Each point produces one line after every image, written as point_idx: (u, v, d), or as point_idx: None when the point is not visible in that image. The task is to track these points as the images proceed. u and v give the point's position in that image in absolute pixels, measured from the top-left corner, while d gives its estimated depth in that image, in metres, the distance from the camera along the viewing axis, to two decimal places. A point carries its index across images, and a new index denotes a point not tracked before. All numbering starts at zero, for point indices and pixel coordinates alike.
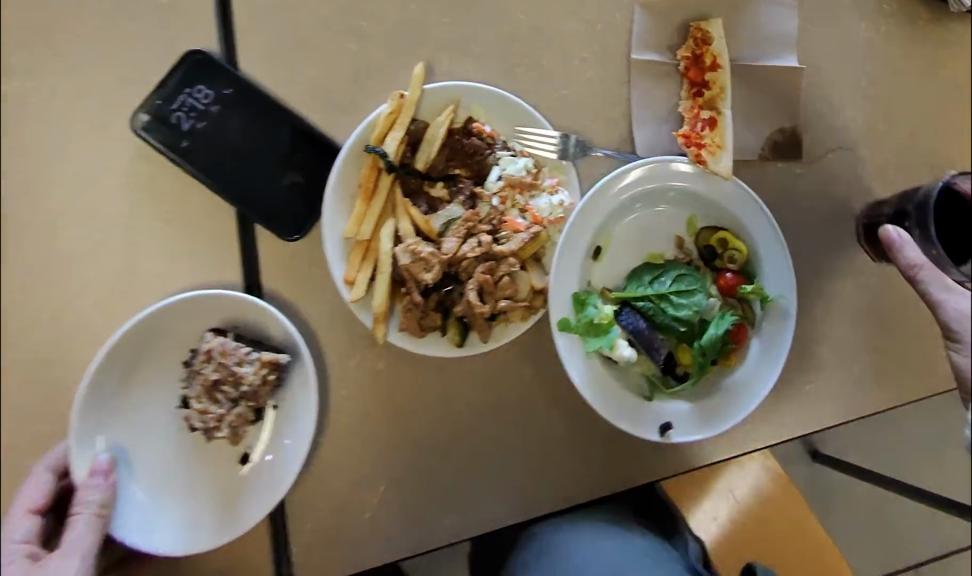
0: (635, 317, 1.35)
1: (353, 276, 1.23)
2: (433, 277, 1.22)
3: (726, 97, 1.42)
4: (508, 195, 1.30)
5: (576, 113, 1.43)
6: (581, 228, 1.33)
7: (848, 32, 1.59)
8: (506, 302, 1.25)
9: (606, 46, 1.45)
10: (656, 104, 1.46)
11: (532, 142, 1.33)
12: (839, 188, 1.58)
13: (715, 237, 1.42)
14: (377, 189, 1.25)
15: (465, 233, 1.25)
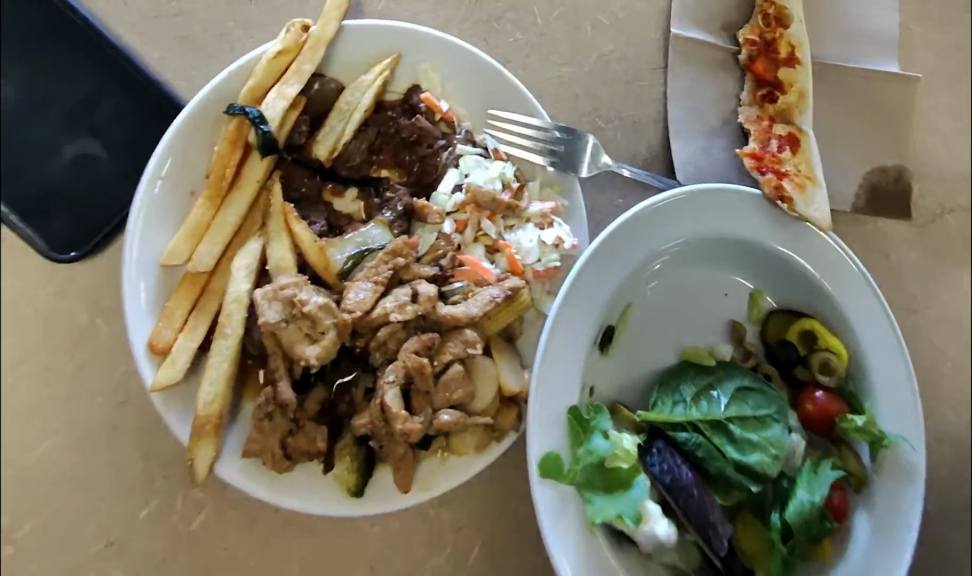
0: (673, 458, 0.80)
1: (166, 339, 0.67)
2: (323, 356, 0.68)
3: (808, 107, 0.94)
4: (471, 222, 0.77)
5: (582, 107, 0.89)
6: (587, 300, 0.79)
7: (968, 39, 1.09)
8: (447, 412, 0.71)
9: (633, 11, 0.92)
10: (705, 109, 0.94)
11: (513, 136, 0.79)
12: (961, 265, 1.05)
13: (795, 330, 0.90)
14: (237, 184, 0.69)
15: (388, 278, 0.71)
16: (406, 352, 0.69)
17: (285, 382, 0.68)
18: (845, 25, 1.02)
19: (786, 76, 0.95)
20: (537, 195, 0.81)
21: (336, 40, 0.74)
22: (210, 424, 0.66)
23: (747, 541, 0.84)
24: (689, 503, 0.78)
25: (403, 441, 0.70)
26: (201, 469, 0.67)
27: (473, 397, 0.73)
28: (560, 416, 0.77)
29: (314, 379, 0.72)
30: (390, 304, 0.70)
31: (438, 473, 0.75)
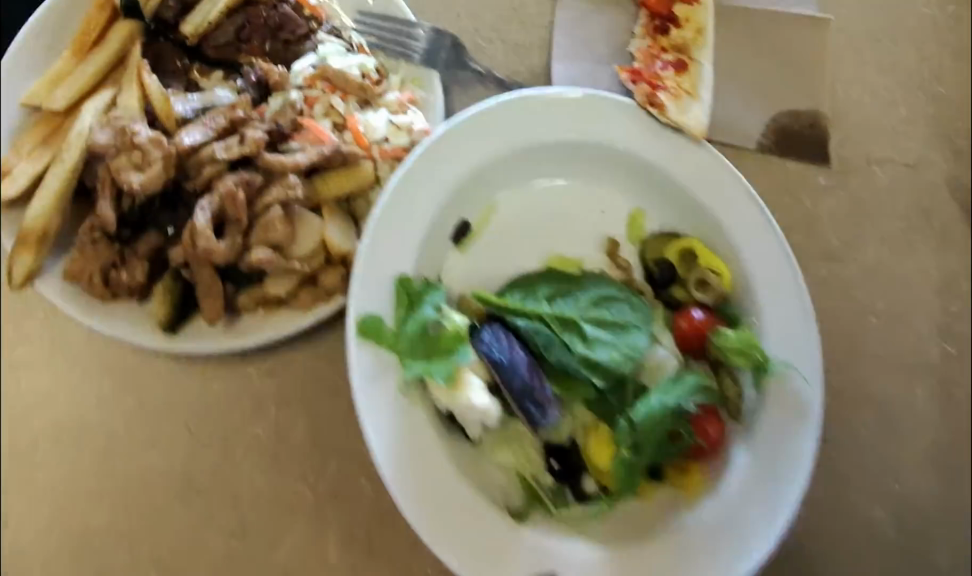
0: (509, 342, 0.73)
1: (10, 162, 0.73)
2: (145, 182, 0.70)
3: (701, 44, 0.95)
4: (322, 98, 0.80)
5: (465, 28, 0.93)
6: (430, 177, 0.77)
7: (895, 2, 1.08)
8: (261, 251, 0.71)
9: None
10: (593, 38, 0.95)
11: (381, 36, 0.84)
12: (886, 213, 0.96)
13: (673, 248, 0.83)
14: (101, 43, 0.77)
15: (225, 128, 0.74)
16: (223, 183, 0.71)
17: (106, 205, 0.71)
18: None
19: (684, 13, 0.96)
20: (397, 87, 0.83)
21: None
22: (35, 234, 0.70)
23: (597, 453, 0.73)
24: (514, 382, 0.71)
25: (213, 269, 0.72)
26: (16, 276, 0.70)
27: (295, 247, 0.73)
28: (386, 284, 0.73)
29: (138, 215, 0.72)
30: (219, 145, 0.73)
31: (257, 326, 0.74)
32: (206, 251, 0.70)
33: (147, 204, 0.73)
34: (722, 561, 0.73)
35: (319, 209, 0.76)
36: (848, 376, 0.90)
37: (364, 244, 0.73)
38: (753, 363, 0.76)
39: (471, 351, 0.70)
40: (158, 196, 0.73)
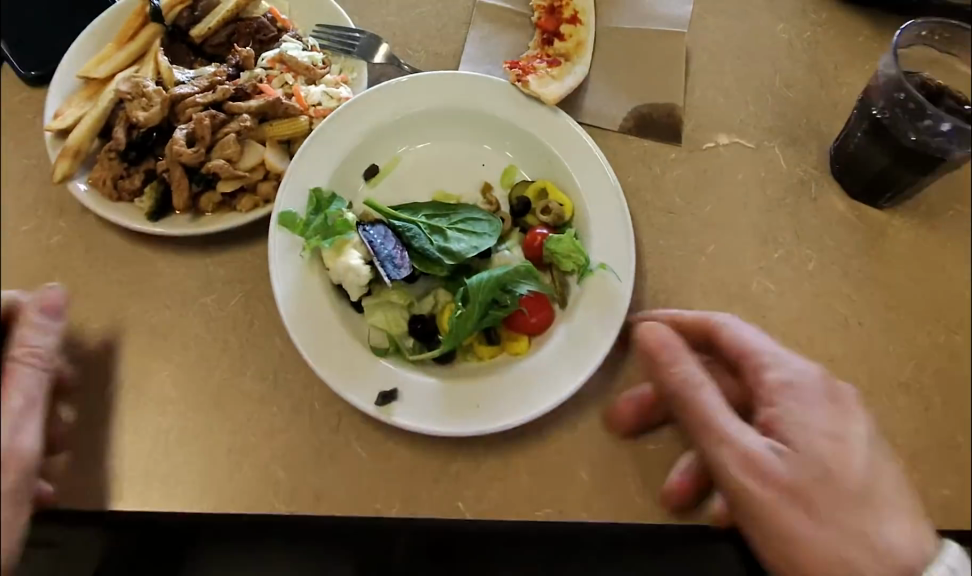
0: (385, 234, 1.00)
1: (64, 109, 1.06)
2: (148, 116, 1.03)
3: (578, 56, 1.24)
4: (278, 75, 1.11)
5: (398, 41, 1.28)
6: (345, 126, 1.07)
7: (758, 28, 1.35)
8: (216, 162, 1.01)
9: None
10: (496, 49, 1.27)
11: (328, 39, 1.16)
12: (727, 179, 1.19)
13: (531, 187, 1.09)
14: (134, 38, 1.11)
15: (207, 86, 1.08)
16: (199, 115, 1.04)
17: (121, 132, 1.03)
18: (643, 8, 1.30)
19: (568, 32, 1.27)
20: (336, 73, 1.15)
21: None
22: (72, 149, 1.01)
23: (443, 321, 0.99)
24: (382, 252, 0.97)
25: (183, 171, 1.02)
26: (56, 175, 1.01)
27: (243, 163, 1.04)
28: (304, 193, 1.02)
29: (143, 142, 1.04)
30: (201, 96, 1.06)
31: (212, 220, 1.02)
32: (179, 157, 1.01)
33: (149, 134, 1.04)
34: (530, 398, 0.92)
35: (267, 144, 1.07)
36: (680, 297, 1.09)
37: (292, 165, 1.03)
38: (573, 264, 0.99)
39: (356, 236, 0.99)
40: (156, 129, 1.05)
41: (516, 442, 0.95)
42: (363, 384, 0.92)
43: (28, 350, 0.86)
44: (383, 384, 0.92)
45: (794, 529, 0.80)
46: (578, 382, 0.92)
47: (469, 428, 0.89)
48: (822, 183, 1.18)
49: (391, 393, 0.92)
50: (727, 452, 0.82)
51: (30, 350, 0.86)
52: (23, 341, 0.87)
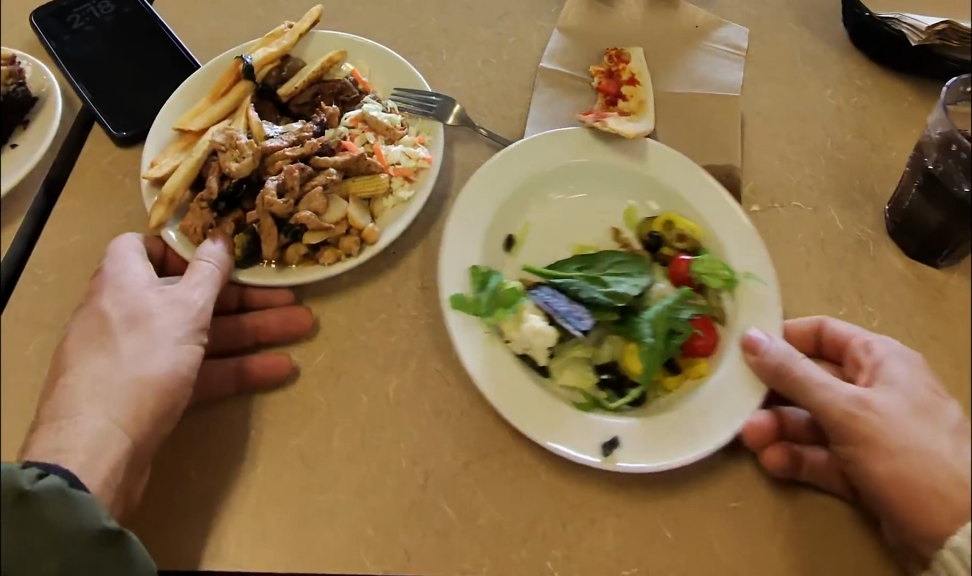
0: (553, 293, 1.01)
1: (160, 159, 1.10)
2: (240, 167, 1.04)
3: (642, 111, 1.29)
4: (360, 134, 1.14)
5: (466, 106, 1.35)
6: (471, 203, 1.11)
7: (806, 94, 1.41)
8: (307, 215, 1.04)
9: (515, 57, 1.43)
10: (559, 110, 1.33)
11: (407, 101, 1.21)
12: (788, 239, 1.22)
13: (658, 221, 1.12)
14: (227, 94, 1.16)
15: (295, 139, 1.10)
16: (286, 168, 1.05)
17: (214, 181, 1.05)
18: (697, 74, 1.40)
19: (630, 92, 1.33)
20: (414, 134, 1.18)
21: (309, 40, 1.25)
22: (169, 195, 1.04)
23: (631, 364, 0.97)
24: (558, 309, 0.98)
25: (273, 224, 1.03)
26: (153, 222, 1.03)
27: (329, 218, 1.05)
28: (466, 270, 1.06)
29: (235, 192, 1.06)
30: (288, 149, 1.08)
31: (296, 273, 1.04)
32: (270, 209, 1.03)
33: (239, 183, 1.06)
34: (722, 426, 0.93)
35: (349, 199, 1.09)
36: None
37: (445, 247, 1.06)
38: (719, 281, 1.03)
39: (529, 300, 1.00)
40: (246, 181, 1.06)
41: (607, 496, 0.94)
42: (575, 438, 0.93)
43: (206, 250, 1.00)
44: (600, 435, 0.93)
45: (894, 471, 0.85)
46: (765, 393, 0.94)
47: (677, 459, 0.91)
48: (879, 243, 1.22)
49: (611, 442, 0.93)
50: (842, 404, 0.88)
51: (208, 249, 1.00)
52: (204, 247, 1.01)
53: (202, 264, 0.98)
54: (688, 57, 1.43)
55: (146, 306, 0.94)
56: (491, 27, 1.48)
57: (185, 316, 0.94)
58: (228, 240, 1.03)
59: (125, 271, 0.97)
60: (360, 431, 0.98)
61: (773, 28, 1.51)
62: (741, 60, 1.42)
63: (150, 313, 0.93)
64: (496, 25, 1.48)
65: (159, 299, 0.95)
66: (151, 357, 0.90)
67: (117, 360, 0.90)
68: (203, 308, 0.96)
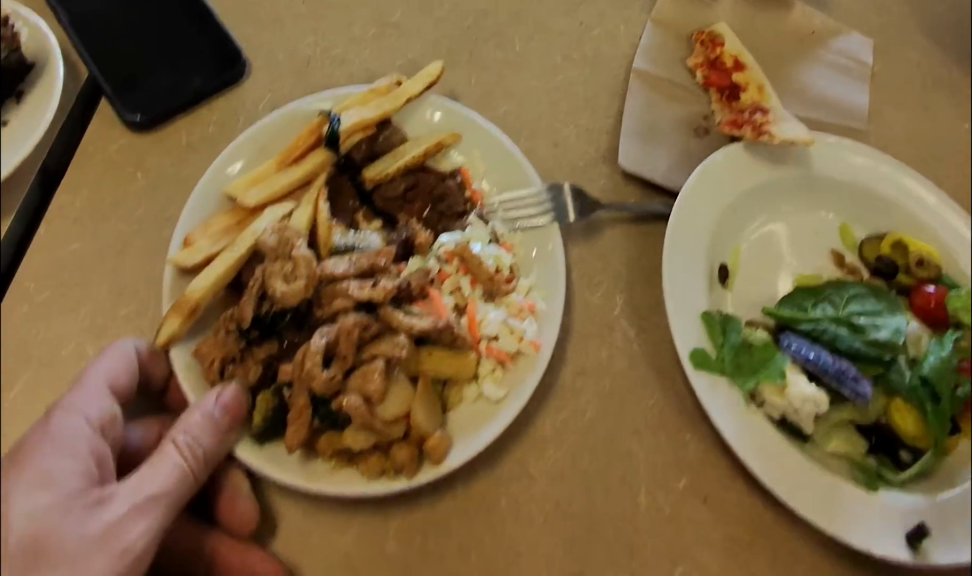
0: (808, 342, 0.81)
1: (195, 238, 0.78)
2: (288, 291, 0.72)
3: (769, 97, 1.12)
4: (453, 275, 0.81)
5: (545, 108, 1.09)
6: (680, 292, 0.84)
7: (936, 131, 1.20)
8: (351, 403, 0.69)
9: (600, 52, 1.17)
10: (660, 121, 1.08)
11: (521, 213, 0.86)
12: None
13: (887, 242, 0.92)
14: (300, 162, 0.84)
15: (364, 268, 0.76)
16: (344, 320, 0.72)
17: (249, 302, 0.73)
18: (816, 92, 1.20)
19: (743, 80, 1.14)
20: (524, 291, 0.83)
21: (414, 107, 0.92)
22: (190, 301, 0.72)
23: (907, 426, 0.78)
24: (828, 368, 0.79)
25: (307, 402, 0.70)
26: (162, 338, 0.72)
27: (384, 414, 0.70)
28: (696, 315, 0.84)
29: (272, 319, 0.74)
30: (353, 285, 0.75)
31: (322, 476, 0.69)
32: (309, 377, 0.69)
33: (284, 312, 0.74)
34: None
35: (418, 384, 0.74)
36: None
37: (670, 300, 0.83)
38: None
39: (785, 356, 0.80)
40: (291, 310, 0.74)
41: None
42: (876, 526, 0.75)
43: (183, 449, 0.66)
44: (904, 523, 0.75)
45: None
46: None
47: None
48: None
49: (918, 529, 0.75)
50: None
51: (182, 446, 0.66)
52: (179, 438, 0.66)
53: (161, 480, 0.65)
54: (799, 76, 1.21)
55: (62, 527, 0.63)
56: (571, 12, 1.21)
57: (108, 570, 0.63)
58: (223, 428, 0.68)
59: (57, 445, 0.65)
60: (419, 533, 0.70)
61: (901, 43, 1.29)
62: (863, 79, 1.22)
63: (64, 551, 0.63)
64: (577, 11, 1.21)
65: (84, 523, 0.63)
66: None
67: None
68: (139, 561, 0.64)
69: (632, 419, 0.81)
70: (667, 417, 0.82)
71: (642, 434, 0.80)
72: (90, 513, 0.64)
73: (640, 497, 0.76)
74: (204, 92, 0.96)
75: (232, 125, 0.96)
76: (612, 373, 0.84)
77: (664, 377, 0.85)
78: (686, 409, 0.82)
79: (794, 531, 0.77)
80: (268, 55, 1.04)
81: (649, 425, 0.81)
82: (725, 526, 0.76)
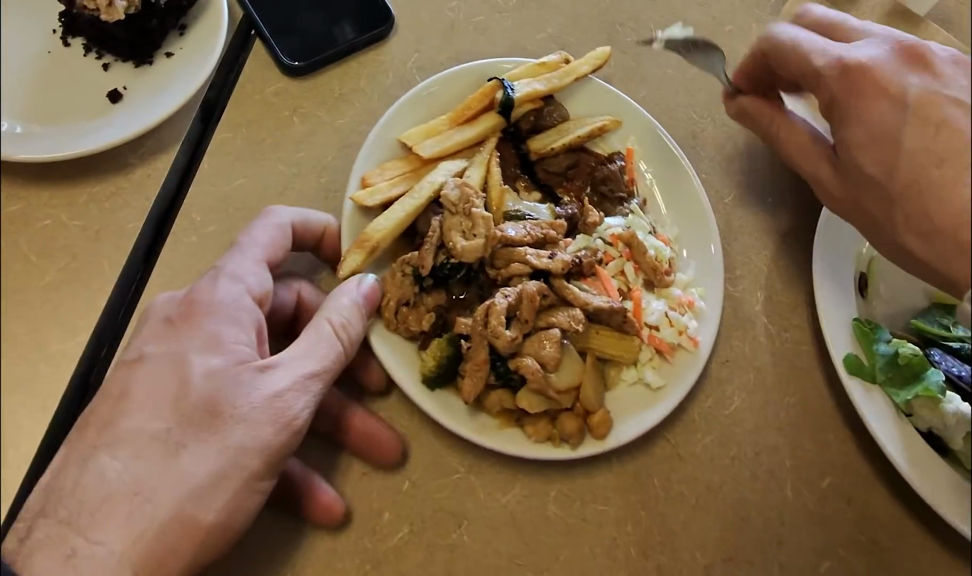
0: (955, 361, 0.86)
1: (373, 180, 0.79)
2: (468, 248, 0.74)
3: None
4: (618, 259, 0.82)
5: (681, 100, 1.07)
6: (832, 297, 0.86)
7: None
8: (532, 365, 0.71)
9: (733, 49, 1.14)
10: None
11: (674, 203, 0.87)
12: None
13: None
14: (474, 122, 0.83)
15: (538, 238, 0.79)
16: (526, 287, 0.74)
17: (429, 252, 0.75)
18: None
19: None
20: (683, 286, 0.82)
21: (579, 86, 0.90)
22: (373, 241, 0.74)
23: None
24: None
25: (486, 354, 0.72)
26: (344, 271, 0.74)
27: (556, 382, 0.72)
28: (847, 323, 0.85)
29: (448, 271, 0.76)
30: (531, 254, 0.77)
31: (491, 431, 0.70)
32: (493, 335, 0.71)
33: (460, 266, 0.76)
34: None
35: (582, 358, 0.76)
36: None
37: (824, 304, 0.85)
38: None
39: (941, 371, 0.83)
40: (466, 268, 0.76)
41: None
42: None
43: (337, 326, 0.69)
44: None
45: (892, 128, 0.73)
46: None
47: None
48: None
49: None
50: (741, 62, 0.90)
51: (337, 325, 0.69)
52: (334, 316, 0.69)
53: (320, 355, 0.67)
54: None
55: (226, 385, 0.64)
56: (705, 4, 1.18)
57: (272, 438, 0.64)
58: (365, 314, 0.71)
59: (220, 308, 0.67)
60: (576, 501, 0.73)
61: None
62: None
63: (234, 416, 0.63)
64: (711, 3, 1.18)
65: (248, 385, 0.64)
66: (211, 490, 0.61)
67: (157, 464, 0.60)
68: (298, 433, 0.66)
69: (777, 415, 0.81)
70: (810, 416, 0.82)
71: (789, 431, 0.80)
72: (258, 378, 0.65)
73: (787, 491, 0.77)
74: (356, 46, 0.95)
75: (381, 80, 0.95)
76: (756, 367, 0.84)
77: (807, 377, 0.84)
78: (829, 410, 0.82)
79: (939, 543, 0.77)
80: (413, 14, 1.02)
81: (794, 421, 0.81)
82: (870, 529, 0.77)
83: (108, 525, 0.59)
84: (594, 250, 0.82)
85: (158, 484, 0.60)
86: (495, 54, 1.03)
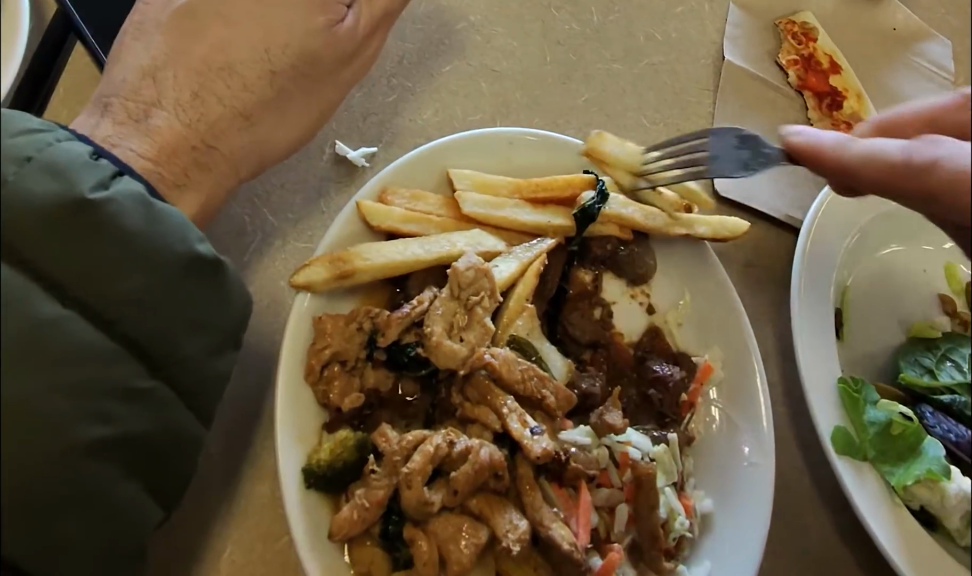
0: (949, 421, 0.75)
1: (393, 196, 0.65)
2: (454, 353, 0.60)
3: (868, 111, 0.94)
4: (616, 490, 0.63)
5: (629, 106, 0.91)
6: (815, 358, 0.73)
7: None
8: (428, 551, 0.55)
9: (687, 34, 0.96)
10: (754, 135, 0.89)
11: (726, 412, 0.68)
12: None
13: None
14: (544, 209, 0.69)
15: (529, 384, 0.61)
16: (479, 450, 0.57)
17: (399, 322, 0.60)
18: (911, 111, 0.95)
19: (839, 84, 0.94)
20: None
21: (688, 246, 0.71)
22: (350, 267, 0.60)
23: None
24: None
25: (387, 492, 0.56)
26: (299, 277, 0.59)
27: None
28: (832, 384, 0.72)
29: (408, 359, 0.61)
30: (513, 415, 0.60)
31: None
32: (404, 482, 0.55)
33: (425, 363, 0.62)
34: None
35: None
36: None
37: (804, 365, 0.72)
38: None
39: (937, 440, 0.72)
40: (431, 367, 0.62)
41: None
42: None
43: None
44: None
45: None
46: None
47: None
48: None
49: None
50: (843, 160, 0.60)
51: None
52: None
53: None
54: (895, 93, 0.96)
55: None
56: None
57: (325, 53, 0.68)
58: None
59: None
60: None
61: None
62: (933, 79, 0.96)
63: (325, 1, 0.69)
64: None
65: None
66: (289, 120, 0.68)
67: (240, 85, 0.66)
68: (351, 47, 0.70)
69: None
70: (783, 503, 0.72)
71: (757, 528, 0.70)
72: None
73: None
74: None
75: None
76: None
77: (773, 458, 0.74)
78: (802, 494, 0.73)
79: None
80: None
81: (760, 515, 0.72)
82: None
83: (215, 107, 0.65)
84: (598, 457, 0.63)
85: (252, 87, 0.66)
86: (403, 53, 0.83)
